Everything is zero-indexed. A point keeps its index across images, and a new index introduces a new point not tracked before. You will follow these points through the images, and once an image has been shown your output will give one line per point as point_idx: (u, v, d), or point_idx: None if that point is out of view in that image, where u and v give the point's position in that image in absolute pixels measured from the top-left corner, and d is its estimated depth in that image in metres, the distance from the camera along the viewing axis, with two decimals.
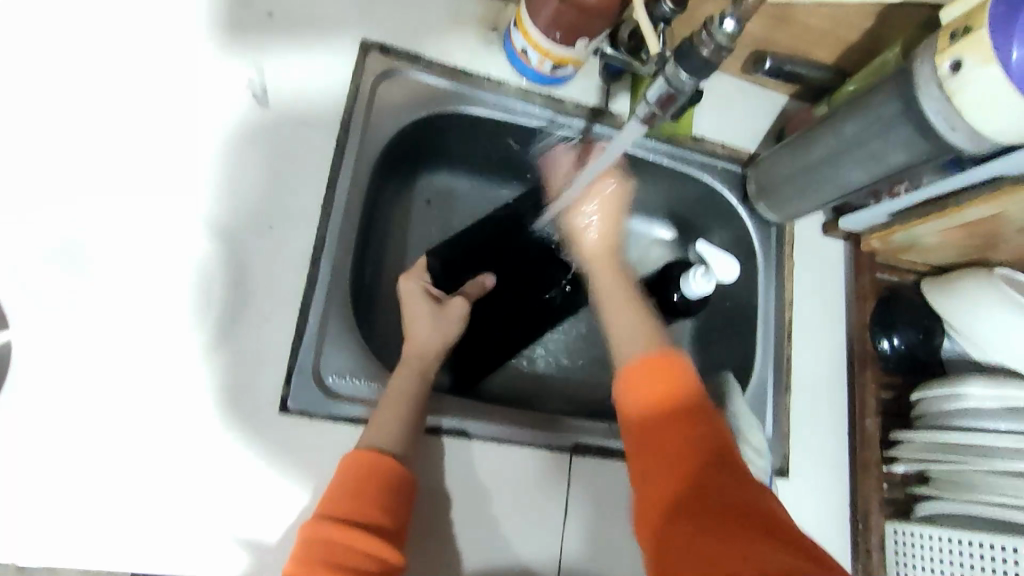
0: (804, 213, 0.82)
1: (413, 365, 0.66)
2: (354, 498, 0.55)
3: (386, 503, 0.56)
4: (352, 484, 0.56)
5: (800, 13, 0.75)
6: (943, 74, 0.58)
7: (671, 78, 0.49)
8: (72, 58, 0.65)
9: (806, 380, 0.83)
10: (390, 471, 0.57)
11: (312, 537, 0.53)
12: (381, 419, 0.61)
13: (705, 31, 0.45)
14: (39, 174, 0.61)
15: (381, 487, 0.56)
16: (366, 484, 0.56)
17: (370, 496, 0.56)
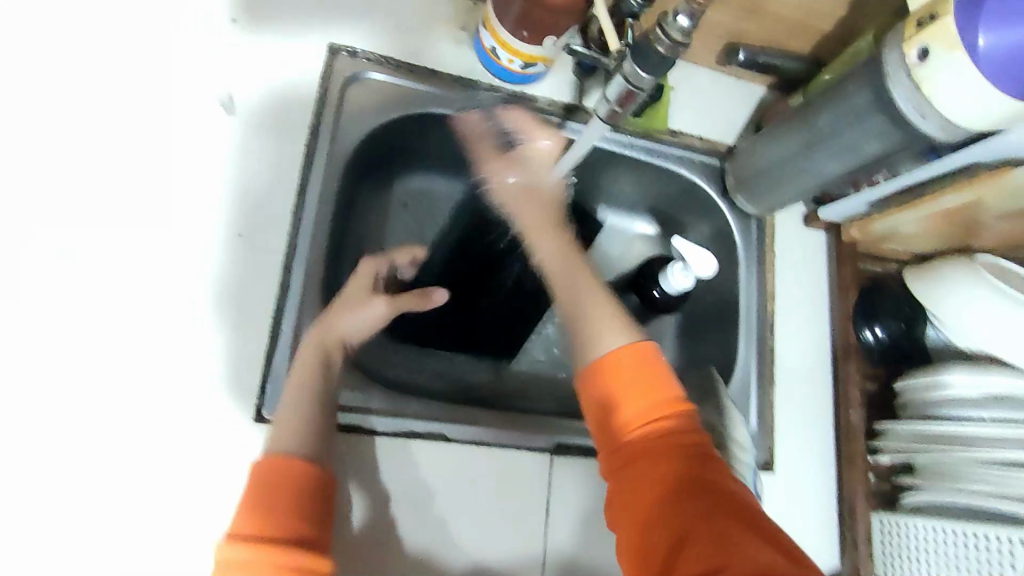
0: (783, 205, 0.81)
1: (325, 362, 0.65)
2: (264, 510, 0.53)
3: (302, 508, 0.54)
4: (260, 496, 0.54)
5: (771, 4, 0.75)
6: (910, 63, 0.58)
7: (630, 76, 0.48)
8: (36, 70, 0.64)
9: (789, 373, 0.83)
10: (298, 474, 0.55)
11: (225, 558, 0.50)
12: (282, 425, 0.60)
13: (659, 28, 0.45)
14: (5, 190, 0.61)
15: (290, 492, 0.54)
16: (275, 494, 0.54)
17: (282, 505, 0.54)
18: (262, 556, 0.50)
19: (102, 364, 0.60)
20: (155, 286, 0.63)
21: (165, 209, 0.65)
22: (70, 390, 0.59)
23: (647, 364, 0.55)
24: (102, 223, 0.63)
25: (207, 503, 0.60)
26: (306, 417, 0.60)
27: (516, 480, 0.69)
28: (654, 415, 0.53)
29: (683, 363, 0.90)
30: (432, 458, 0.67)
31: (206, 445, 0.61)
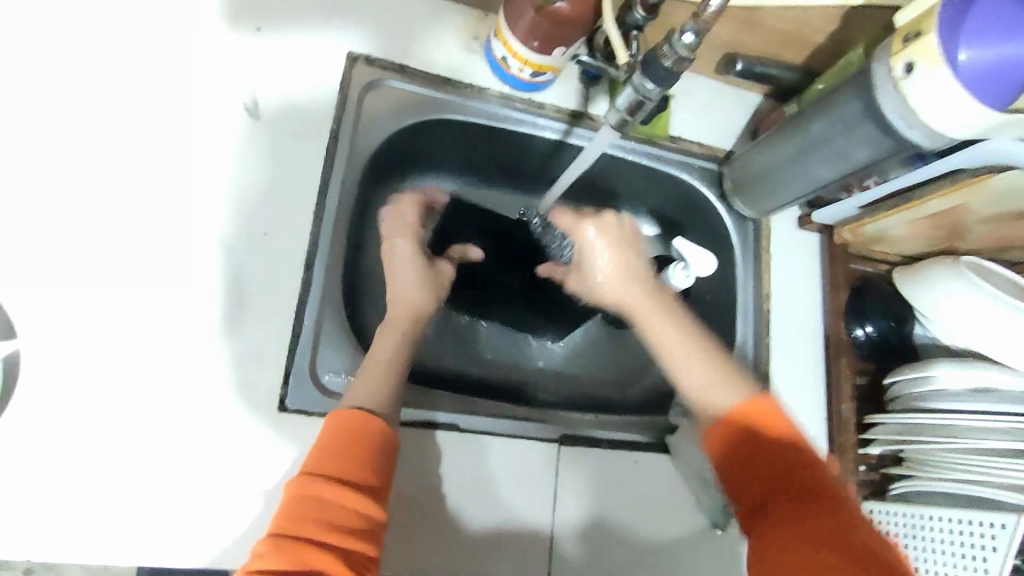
0: (778, 208, 0.86)
1: (399, 325, 0.70)
2: (345, 457, 0.56)
3: (379, 467, 0.58)
4: (341, 442, 0.57)
5: (768, 17, 0.78)
6: (897, 75, 0.62)
7: (638, 87, 0.52)
8: (72, 75, 0.67)
9: (785, 369, 0.86)
10: (379, 435, 0.59)
11: (300, 497, 0.54)
12: (361, 386, 0.63)
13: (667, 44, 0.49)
14: (50, 184, 0.64)
15: (372, 450, 0.58)
16: (357, 444, 0.57)
17: (364, 456, 0.57)
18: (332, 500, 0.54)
19: (134, 358, 0.63)
20: (184, 281, 0.66)
21: (194, 207, 0.68)
22: (107, 377, 0.62)
23: (773, 423, 0.58)
24: (133, 220, 0.66)
25: (234, 487, 0.63)
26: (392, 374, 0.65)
27: (524, 469, 0.72)
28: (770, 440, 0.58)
29: None
30: (446, 446, 0.71)
31: (232, 433, 0.64)
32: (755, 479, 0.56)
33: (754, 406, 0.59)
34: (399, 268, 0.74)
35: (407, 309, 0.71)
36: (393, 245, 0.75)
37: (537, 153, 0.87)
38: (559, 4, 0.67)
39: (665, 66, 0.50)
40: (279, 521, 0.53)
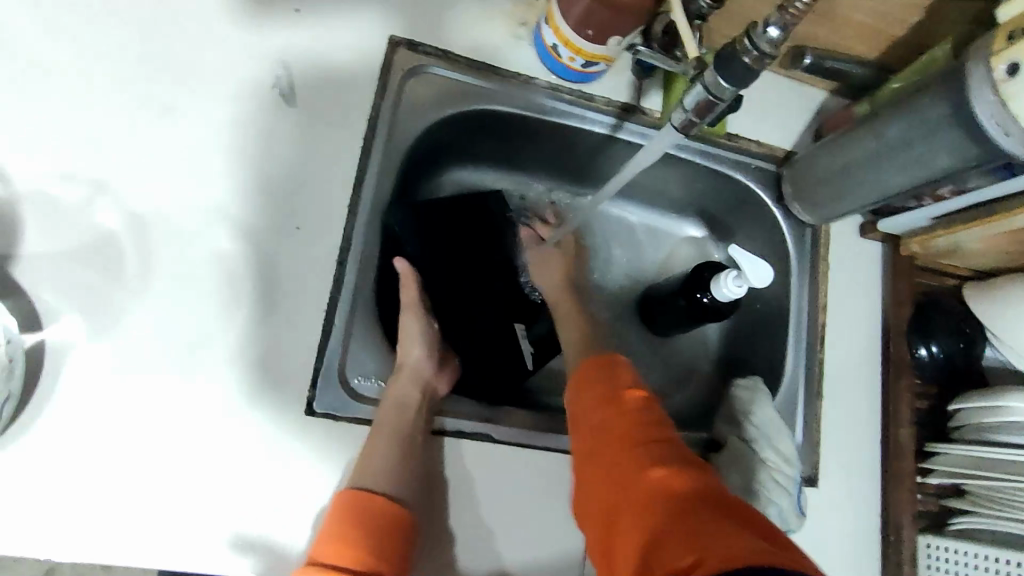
0: (841, 215, 0.79)
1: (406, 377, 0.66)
2: (346, 539, 0.55)
3: (383, 548, 0.56)
4: (343, 522, 0.56)
5: (843, 7, 0.72)
6: (997, 77, 0.55)
7: (712, 86, 0.49)
8: (105, 56, 0.65)
9: (839, 387, 0.81)
10: (382, 513, 0.57)
11: None
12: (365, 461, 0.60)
13: (748, 38, 0.45)
14: (78, 169, 0.61)
15: (375, 530, 0.56)
16: (359, 525, 0.56)
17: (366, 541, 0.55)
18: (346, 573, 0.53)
19: (159, 353, 0.60)
20: (211, 274, 0.63)
21: (223, 197, 0.65)
22: (130, 373, 0.59)
23: (608, 421, 0.57)
24: (162, 209, 0.63)
25: (256, 493, 0.60)
26: (404, 448, 0.62)
27: (559, 484, 0.68)
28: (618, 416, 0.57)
29: (726, 370, 0.89)
30: (479, 456, 0.67)
31: (256, 435, 0.61)
32: (591, 481, 0.55)
33: (602, 364, 0.62)
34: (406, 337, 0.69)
35: (415, 369, 0.67)
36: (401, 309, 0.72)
37: (583, 148, 0.82)
38: None
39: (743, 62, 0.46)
40: None
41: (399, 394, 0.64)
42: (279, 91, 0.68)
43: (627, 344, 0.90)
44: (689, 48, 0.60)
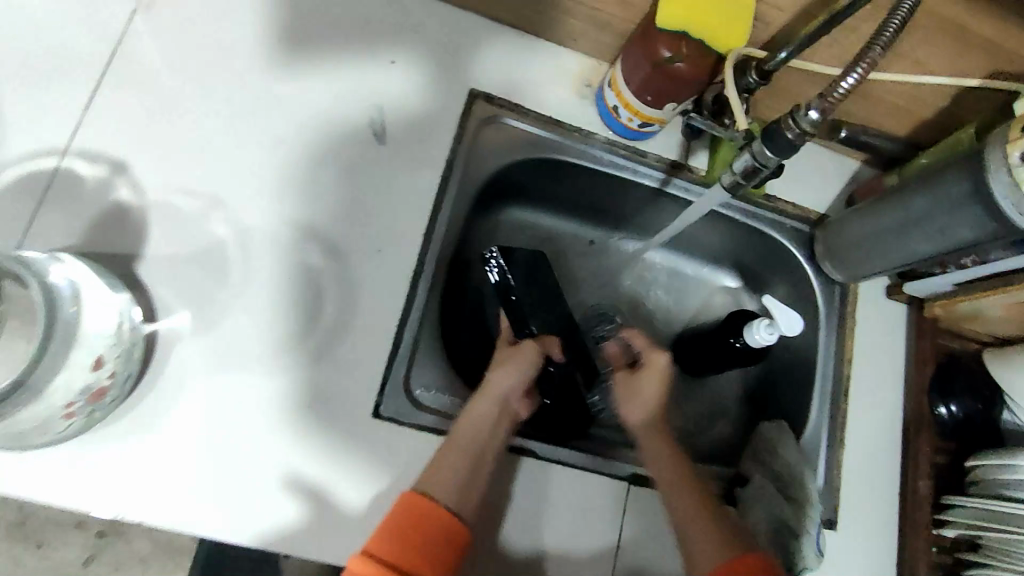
0: (869, 276, 0.86)
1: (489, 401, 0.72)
2: (403, 540, 0.60)
3: (433, 555, 0.60)
4: (404, 525, 0.61)
5: (879, 89, 0.80)
6: (1012, 161, 0.62)
7: (757, 155, 0.56)
8: (227, 92, 0.75)
9: (861, 437, 0.86)
10: (441, 523, 0.61)
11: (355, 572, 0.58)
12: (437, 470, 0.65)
13: (791, 118, 0.53)
14: (198, 186, 0.71)
15: (431, 539, 0.61)
16: (417, 529, 0.61)
17: (420, 544, 0.60)
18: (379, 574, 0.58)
19: (251, 350, 0.68)
20: (303, 285, 0.71)
21: (317, 219, 0.74)
22: (227, 366, 0.67)
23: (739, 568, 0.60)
24: (266, 225, 0.72)
25: (325, 482, 0.67)
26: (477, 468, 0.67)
27: (594, 504, 0.74)
28: (663, 473, 0.70)
29: (755, 413, 0.95)
30: (522, 470, 0.73)
31: (329, 431, 0.68)
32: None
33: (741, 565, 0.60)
34: (503, 368, 0.77)
35: (506, 395, 0.74)
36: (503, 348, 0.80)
37: (632, 198, 0.90)
38: (677, 64, 0.71)
39: (786, 136, 0.53)
40: None
41: (488, 415, 0.71)
42: (372, 130, 0.78)
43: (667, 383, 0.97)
44: (739, 121, 0.68)
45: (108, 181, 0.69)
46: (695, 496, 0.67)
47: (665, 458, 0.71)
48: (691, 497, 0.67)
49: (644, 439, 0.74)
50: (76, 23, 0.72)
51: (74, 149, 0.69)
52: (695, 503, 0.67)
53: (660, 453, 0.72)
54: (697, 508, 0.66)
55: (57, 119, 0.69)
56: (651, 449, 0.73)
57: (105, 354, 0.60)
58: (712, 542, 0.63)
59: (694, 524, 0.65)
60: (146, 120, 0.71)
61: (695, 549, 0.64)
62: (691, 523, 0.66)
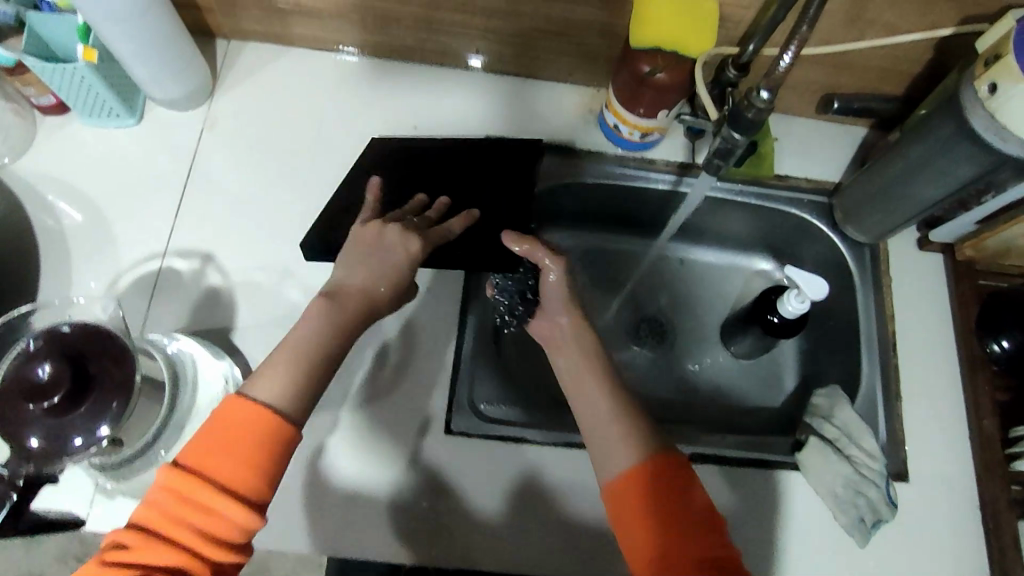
0: (892, 231, 0.89)
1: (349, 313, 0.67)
2: (226, 449, 0.58)
3: (263, 452, 0.58)
4: (224, 438, 0.58)
5: (859, 58, 0.86)
6: (982, 96, 0.66)
7: (727, 137, 0.64)
8: (282, 179, 0.88)
9: (918, 387, 0.87)
10: (265, 432, 0.59)
11: (178, 487, 0.56)
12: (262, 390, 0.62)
13: (749, 99, 0.61)
14: (273, 261, 0.84)
15: (262, 437, 0.59)
16: (240, 438, 0.58)
17: (244, 445, 0.58)
18: (191, 498, 0.56)
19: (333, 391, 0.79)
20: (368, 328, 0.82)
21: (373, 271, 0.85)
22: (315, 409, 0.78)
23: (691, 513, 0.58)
24: None
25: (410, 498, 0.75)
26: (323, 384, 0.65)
27: None
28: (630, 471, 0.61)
29: (813, 383, 0.97)
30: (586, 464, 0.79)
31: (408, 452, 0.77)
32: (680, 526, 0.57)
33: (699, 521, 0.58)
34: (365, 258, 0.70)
35: (357, 299, 0.68)
36: (363, 232, 0.71)
37: (650, 203, 0.97)
38: (659, 75, 0.79)
39: (747, 116, 0.61)
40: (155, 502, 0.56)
41: (318, 321, 0.66)
42: None
43: (721, 368, 1.01)
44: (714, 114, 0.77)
45: (200, 271, 0.83)
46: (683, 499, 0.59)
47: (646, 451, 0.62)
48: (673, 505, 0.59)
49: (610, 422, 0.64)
50: (161, 149, 0.88)
51: (173, 249, 0.83)
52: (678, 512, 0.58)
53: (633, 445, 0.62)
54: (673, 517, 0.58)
55: (156, 229, 0.84)
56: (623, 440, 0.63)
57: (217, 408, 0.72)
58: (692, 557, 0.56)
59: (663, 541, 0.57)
60: (222, 216, 0.85)
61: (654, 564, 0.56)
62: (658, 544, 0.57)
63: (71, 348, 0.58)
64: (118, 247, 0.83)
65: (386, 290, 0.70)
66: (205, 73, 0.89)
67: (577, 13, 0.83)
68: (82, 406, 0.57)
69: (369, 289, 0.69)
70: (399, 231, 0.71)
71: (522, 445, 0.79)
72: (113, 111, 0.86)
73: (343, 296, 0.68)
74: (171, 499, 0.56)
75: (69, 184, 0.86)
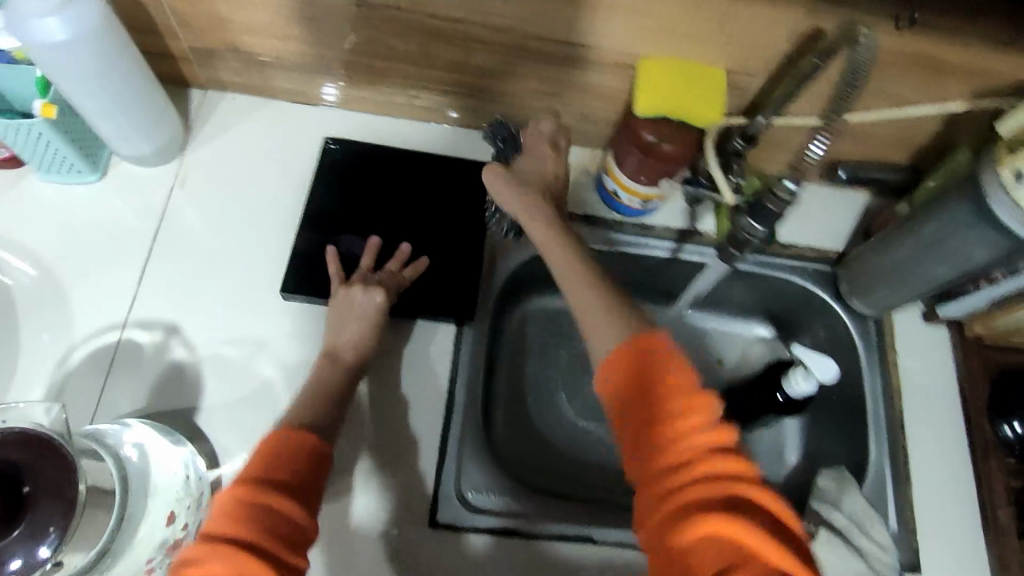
0: (896, 305, 0.85)
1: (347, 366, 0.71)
2: (274, 466, 0.57)
3: (304, 469, 0.58)
4: (271, 456, 0.57)
5: (867, 128, 0.83)
6: (1006, 182, 0.63)
7: None
8: (257, 241, 0.82)
9: (928, 470, 0.83)
10: (301, 444, 0.59)
11: (238, 499, 0.54)
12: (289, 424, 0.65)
13: None
14: (244, 332, 0.77)
15: (298, 456, 0.58)
16: (283, 453, 0.58)
17: (289, 462, 0.57)
18: (253, 502, 0.54)
19: None
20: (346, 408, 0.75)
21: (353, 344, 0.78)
22: None
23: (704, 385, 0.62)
24: (307, 358, 0.77)
25: None
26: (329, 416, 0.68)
27: None
28: (666, 446, 0.58)
29: (816, 461, 0.92)
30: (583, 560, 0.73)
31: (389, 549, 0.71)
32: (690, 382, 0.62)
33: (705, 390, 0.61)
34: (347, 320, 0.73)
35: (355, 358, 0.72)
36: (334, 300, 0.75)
37: (648, 269, 0.93)
38: (664, 145, 0.76)
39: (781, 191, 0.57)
40: (218, 520, 0.53)
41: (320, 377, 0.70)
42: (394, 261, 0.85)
43: None
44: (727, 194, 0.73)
45: (164, 344, 0.75)
46: (732, 488, 0.55)
47: (688, 432, 0.58)
48: (717, 490, 0.55)
49: (657, 389, 0.61)
50: (125, 207, 0.81)
51: (134, 319, 0.76)
52: (722, 494, 0.55)
53: (677, 421, 0.59)
54: (722, 502, 0.54)
55: (116, 296, 0.77)
56: (668, 414, 0.59)
57: (177, 509, 0.66)
58: (730, 547, 0.53)
59: (709, 521, 0.53)
60: (190, 280, 0.79)
61: (692, 545, 0.53)
62: (696, 523, 0.54)
63: (7, 464, 0.51)
64: (72, 313, 0.76)
65: (374, 343, 0.74)
66: (177, 126, 0.82)
67: (577, 75, 0.79)
68: (16, 528, 0.50)
69: (362, 345, 0.73)
70: (363, 289, 0.74)
71: (515, 539, 0.73)
72: (74, 167, 0.79)
73: (341, 355, 0.72)
74: (229, 516, 0.53)
75: (18, 243, 0.78)
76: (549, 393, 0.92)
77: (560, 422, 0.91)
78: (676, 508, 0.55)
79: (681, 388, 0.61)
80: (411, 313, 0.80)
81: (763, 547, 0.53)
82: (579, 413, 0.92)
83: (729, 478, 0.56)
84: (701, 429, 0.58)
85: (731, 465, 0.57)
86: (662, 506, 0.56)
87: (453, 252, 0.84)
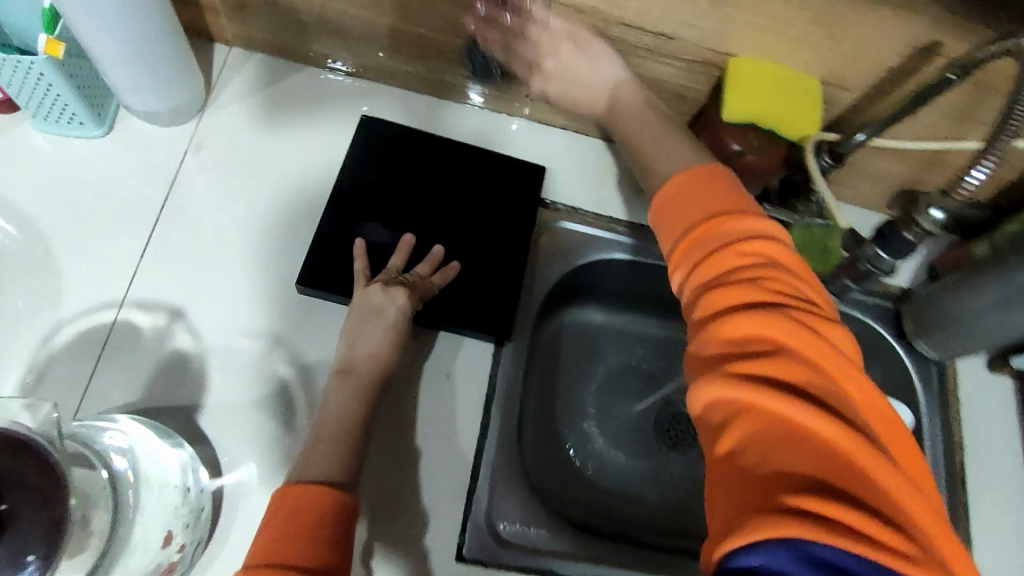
0: (967, 352, 0.78)
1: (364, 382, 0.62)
2: (285, 537, 0.49)
3: (322, 532, 0.50)
4: (280, 522, 0.50)
5: (954, 157, 0.77)
6: None
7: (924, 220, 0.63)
8: (279, 221, 0.73)
9: (990, 528, 0.77)
10: (315, 503, 0.51)
11: None
12: (316, 457, 0.57)
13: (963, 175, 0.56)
14: (258, 323, 0.68)
15: (314, 516, 0.51)
16: (294, 517, 0.50)
17: (304, 527, 0.50)
18: None
19: None
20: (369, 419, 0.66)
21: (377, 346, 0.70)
22: None
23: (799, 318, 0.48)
24: (327, 359, 0.67)
25: None
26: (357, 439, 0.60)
27: None
28: (734, 298, 0.50)
29: None
30: None
31: None
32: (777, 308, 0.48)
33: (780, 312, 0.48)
34: (366, 325, 0.65)
35: (369, 367, 0.63)
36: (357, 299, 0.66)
37: None
38: (749, 156, 0.69)
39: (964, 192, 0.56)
40: None
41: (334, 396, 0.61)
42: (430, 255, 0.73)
43: None
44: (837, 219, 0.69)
45: (165, 330, 0.66)
46: (794, 307, 0.49)
47: (734, 225, 0.53)
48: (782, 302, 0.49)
49: (698, 233, 0.54)
50: (130, 169, 0.72)
51: (133, 298, 0.67)
52: (788, 378, 0.46)
53: (723, 225, 0.53)
54: (777, 317, 0.47)
55: (113, 270, 0.67)
56: (716, 233, 0.53)
57: (175, 529, 0.56)
58: (816, 446, 0.42)
59: (757, 324, 0.48)
60: (200, 259, 0.69)
61: (740, 410, 0.45)
62: (755, 380, 0.46)
63: None
64: (60, 285, 0.66)
65: (394, 355, 0.64)
66: (197, 84, 0.73)
67: (654, 71, 0.71)
68: None
69: (380, 356, 0.64)
70: (382, 288, 0.66)
71: None
72: (75, 118, 0.69)
73: (356, 369, 0.63)
74: None
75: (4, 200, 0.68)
76: (580, 411, 0.84)
77: (591, 448, 0.83)
78: (729, 347, 0.48)
79: (739, 202, 0.56)
80: (439, 324, 0.70)
81: (856, 446, 0.42)
82: (610, 439, 0.84)
83: (815, 382, 0.46)
84: (753, 234, 0.53)
85: (815, 369, 0.46)
86: (717, 372, 0.47)
87: (497, 251, 0.74)
